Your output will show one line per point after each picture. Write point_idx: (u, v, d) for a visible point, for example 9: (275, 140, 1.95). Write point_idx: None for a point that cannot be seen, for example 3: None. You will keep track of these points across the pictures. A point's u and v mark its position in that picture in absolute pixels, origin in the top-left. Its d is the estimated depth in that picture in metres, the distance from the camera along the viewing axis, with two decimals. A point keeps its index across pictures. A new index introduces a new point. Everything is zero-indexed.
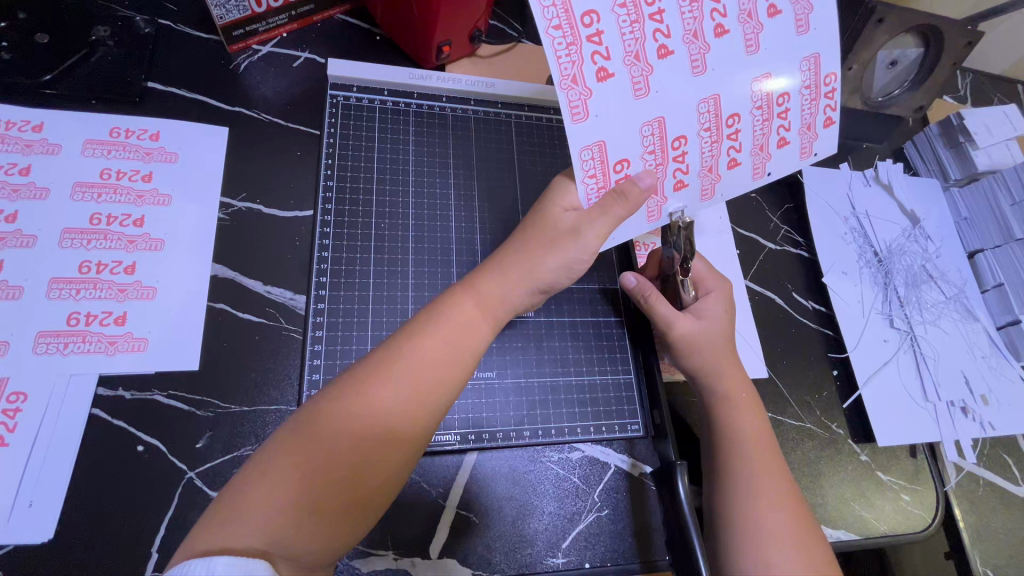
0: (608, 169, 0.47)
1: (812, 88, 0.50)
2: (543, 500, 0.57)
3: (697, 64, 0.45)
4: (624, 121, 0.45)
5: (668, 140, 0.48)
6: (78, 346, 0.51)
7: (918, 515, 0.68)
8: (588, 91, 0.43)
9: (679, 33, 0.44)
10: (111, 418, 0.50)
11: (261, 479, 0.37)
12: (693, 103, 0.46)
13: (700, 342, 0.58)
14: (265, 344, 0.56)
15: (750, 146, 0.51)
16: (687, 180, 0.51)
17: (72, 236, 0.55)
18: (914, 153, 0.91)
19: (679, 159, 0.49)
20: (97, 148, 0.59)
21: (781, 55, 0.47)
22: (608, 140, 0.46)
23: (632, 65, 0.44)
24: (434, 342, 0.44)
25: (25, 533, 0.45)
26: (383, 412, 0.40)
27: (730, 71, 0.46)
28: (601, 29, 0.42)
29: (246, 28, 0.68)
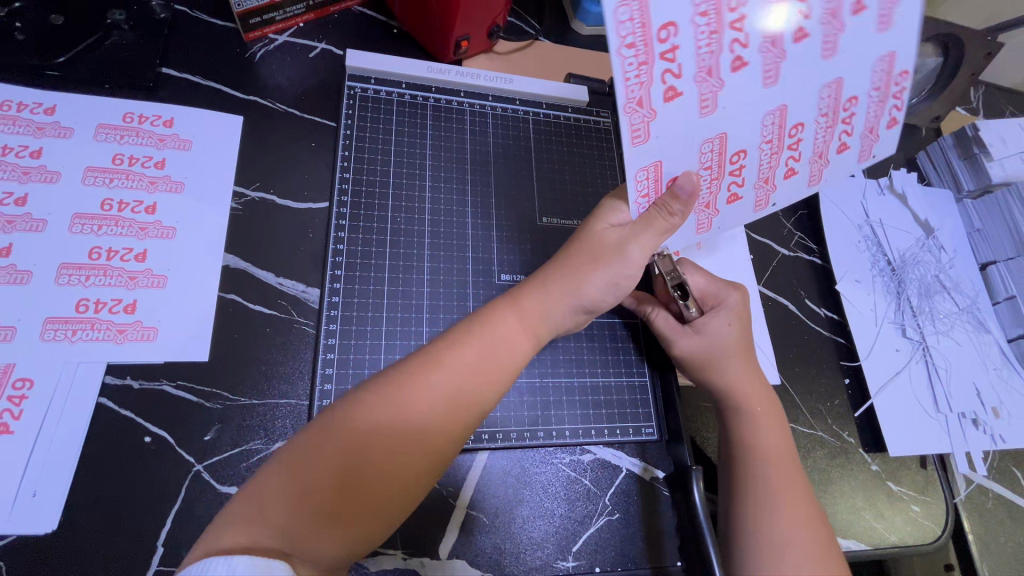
0: (660, 185, 0.48)
1: (880, 89, 0.48)
2: (553, 501, 0.56)
3: (769, 74, 0.44)
4: (684, 137, 0.45)
5: (727, 155, 0.48)
6: (86, 333, 0.50)
7: (927, 527, 0.68)
8: (652, 113, 0.42)
9: (757, 41, 0.42)
10: (118, 408, 0.49)
11: (282, 472, 0.36)
12: (760, 117, 0.46)
13: (707, 353, 0.59)
14: (276, 337, 0.56)
15: (803, 160, 0.52)
16: (741, 193, 0.53)
17: (83, 221, 0.54)
18: (926, 162, 0.91)
19: (735, 172, 0.51)
20: (110, 133, 0.58)
21: (858, 57, 0.45)
22: (666, 158, 0.46)
23: (704, 81, 0.42)
24: (469, 352, 0.44)
25: (26, 524, 0.44)
26: (414, 419, 0.40)
27: (801, 82, 0.45)
28: (675, 44, 0.40)
29: (263, 16, 0.67)
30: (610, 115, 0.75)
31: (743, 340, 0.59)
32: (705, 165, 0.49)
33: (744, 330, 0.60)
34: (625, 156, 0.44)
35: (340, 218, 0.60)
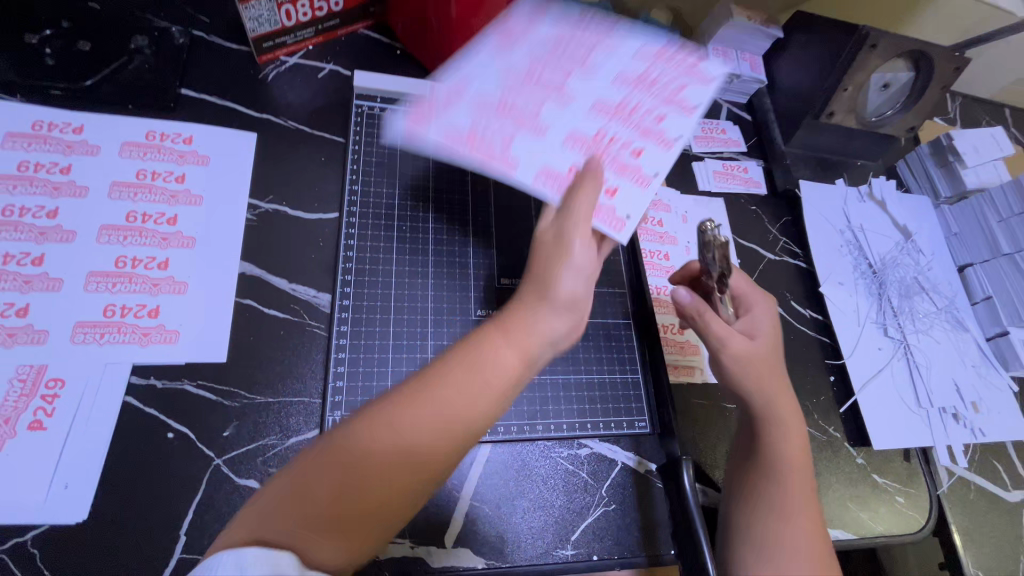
0: (564, 177, 0.53)
1: (660, 54, 0.60)
2: (553, 493, 0.59)
3: (557, 89, 0.57)
4: (554, 155, 0.54)
5: (593, 138, 0.55)
6: (113, 337, 0.53)
7: (911, 517, 0.71)
8: (504, 145, 0.53)
9: (525, 82, 0.58)
10: (143, 406, 0.53)
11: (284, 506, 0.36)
12: (585, 108, 0.57)
13: (753, 358, 0.56)
14: (290, 339, 0.59)
15: (670, 112, 0.57)
16: (639, 149, 0.55)
17: (110, 232, 0.57)
18: (906, 171, 0.96)
19: (625, 150, 0.55)
20: (134, 150, 0.62)
21: (633, 50, 0.60)
22: (550, 164, 0.53)
23: (509, 114, 0.55)
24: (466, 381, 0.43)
25: (58, 514, 0.47)
26: (422, 431, 0.40)
27: (584, 83, 0.58)
28: (468, 102, 0.56)
29: (276, 40, 0.72)
30: None
31: (774, 350, 0.58)
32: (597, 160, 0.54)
33: (774, 339, 0.59)
34: (515, 182, 0.52)
35: (348, 228, 0.64)
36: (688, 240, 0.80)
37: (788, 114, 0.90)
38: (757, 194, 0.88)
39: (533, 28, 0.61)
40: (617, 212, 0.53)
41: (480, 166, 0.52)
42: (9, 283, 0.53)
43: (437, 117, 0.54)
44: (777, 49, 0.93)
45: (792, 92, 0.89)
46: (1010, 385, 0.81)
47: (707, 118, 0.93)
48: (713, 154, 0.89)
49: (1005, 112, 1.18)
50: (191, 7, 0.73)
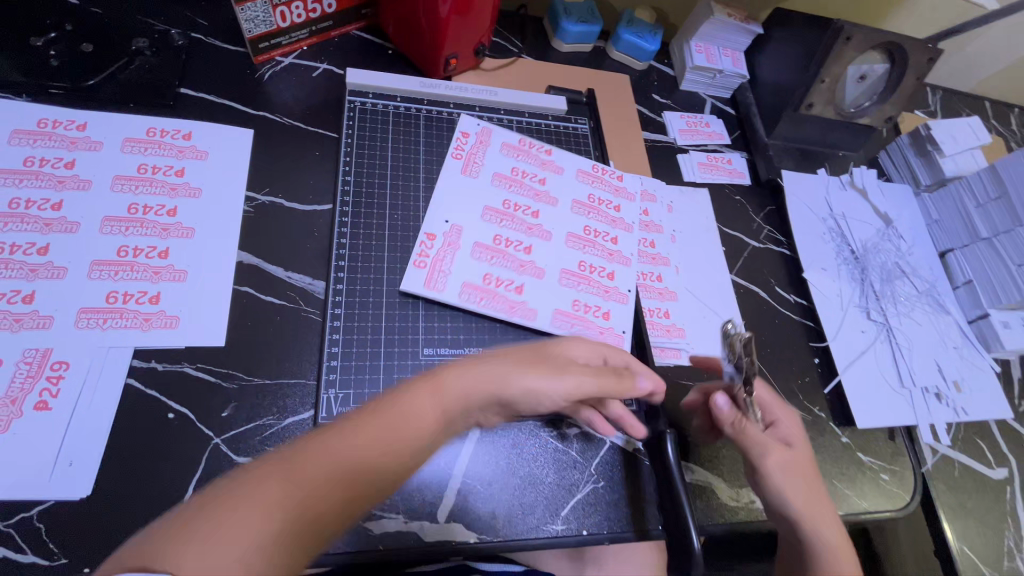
0: (577, 314, 0.67)
1: (601, 172, 0.78)
2: (543, 471, 0.61)
3: (539, 199, 0.73)
4: (556, 296, 0.68)
5: (585, 266, 0.71)
6: (116, 322, 0.55)
7: (896, 493, 0.72)
8: (524, 306, 0.66)
9: (512, 199, 0.71)
10: (144, 388, 0.54)
11: (252, 511, 0.33)
12: (565, 223, 0.72)
13: (794, 467, 0.57)
14: (286, 324, 0.61)
15: (619, 233, 0.75)
16: (615, 250, 0.73)
17: (112, 223, 0.60)
18: (888, 161, 0.99)
19: (603, 275, 0.71)
20: (135, 146, 0.64)
21: (577, 160, 0.77)
22: (557, 306, 0.67)
23: (523, 269, 0.68)
24: (438, 393, 0.44)
25: (63, 490, 0.49)
26: (385, 438, 0.40)
27: (561, 192, 0.74)
28: (486, 273, 0.66)
29: (271, 41, 0.75)
30: (587, 121, 0.82)
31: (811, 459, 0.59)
32: (591, 292, 0.69)
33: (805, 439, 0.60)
34: (540, 329, 0.65)
35: (341, 217, 0.66)
36: (673, 228, 0.82)
37: (769, 108, 0.93)
38: (741, 184, 0.91)
39: (482, 149, 0.73)
40: (618, 330, 0.68)
41: (508, 318, 0.64)
42: (16, 271, 0.55)
43: (445, 275, 0.65)
44: (758, 44, 0.96)
45: (773, 86, 0.92)
46: (991, 365, 0.83)
47: (691, 113, 0.95)
48: (697, 147, 0.92)
49: (985, 104, 1.21)
50: (189, 12, 0.76)
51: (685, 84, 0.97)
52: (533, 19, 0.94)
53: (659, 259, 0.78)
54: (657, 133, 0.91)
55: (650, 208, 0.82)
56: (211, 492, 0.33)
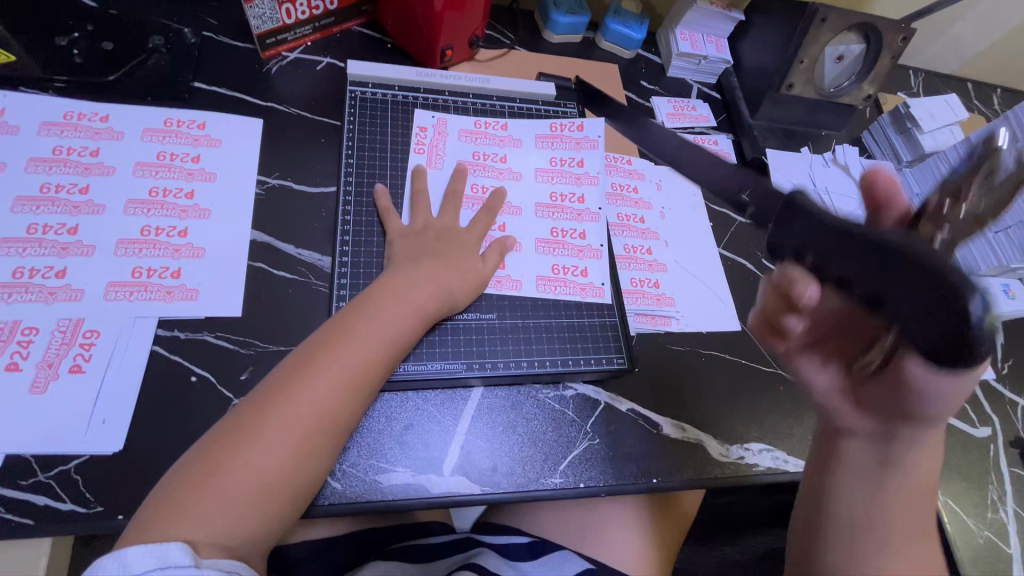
0: (556, 275, 0.72)
1: (554, 134, 0.81)
2: (541, 429, 0.65)
3: (502, 176, 0.77)
4: (536, 264, 0.72)
5: (555, 231, 0.75)
6: (141, 294, 0.60)
7: None
8: (506, 277, 0.71)
9: (478, 178, 0.76)
10: (169, 354, 0.59)
11: (250, 455, 0.48)
12: (527, 195, 0.76)
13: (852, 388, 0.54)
14: (297, 297, 0.65)
15: (585, 191, 0.78)
16: (584, 211, 0.77)
17: (135, 205, 0.64)
18: (870, 140, 1.04)
19: (575, 236, 0.75)
20: (154, 135, 0.69)
21: (529, 130, 0.81)
22: (539, 274, 0.72)
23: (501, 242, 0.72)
24: (366, 331, 0.56)
25: (97, 445, 0.53)
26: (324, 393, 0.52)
27: (520, 167, 0.78)
28: None
29: (278, 37, 0.80)
30: (578, 106, 0.86)
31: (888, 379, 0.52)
32: (567, 255, 0.74)
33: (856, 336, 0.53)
34: (526, 298, 0.70)
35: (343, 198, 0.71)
36: (662, 204, 0.86)
37: (753, 90, 0.97)
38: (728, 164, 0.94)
39: (442, 139, 0.77)
40: (597, 283, 0.73)
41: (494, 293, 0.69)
42: (48, 249, 0.59)
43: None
44: (741, 31, 1.00)
45: (756, 70, 0.96)
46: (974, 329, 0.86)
47: (678, 98, 1.00)
48: (684, 129, 0.96)
49: (967, 85, 1.25)
50: (200, 12, 0.81)
51: (672, 70, 1.01)
52: (524, 13, 0.99)
53: (649, 233, 0.82)
54: (645, 117, 0.96)
55: (619, 176, 0.85)
56: (216, 445, 0.48)
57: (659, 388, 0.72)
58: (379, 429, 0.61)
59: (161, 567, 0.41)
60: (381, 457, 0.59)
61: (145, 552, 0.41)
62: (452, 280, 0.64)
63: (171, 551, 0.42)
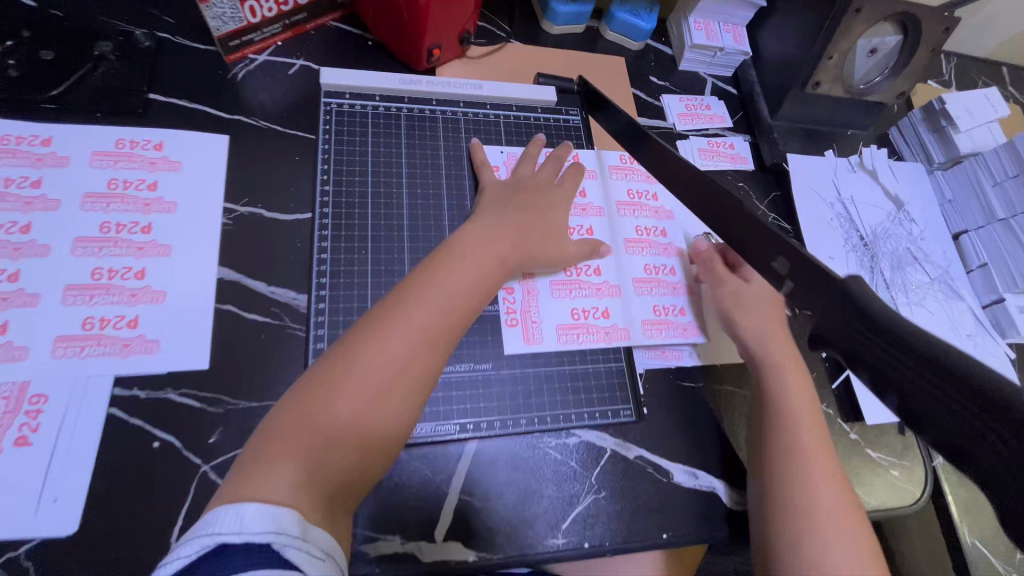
0: (662, 318, 0.72)
1: (625, 167, 0.79)
2: (542, 484, 0.60)
3: (589, 215, 0.74)
4: (640, 308, 0.71)
5: (647, 272, 0.74)
6: (94, 349, 0.54)
7: (904, 488, 0.71)
8: (613, 323, 0.69)
9: (578, 223, 0.73)
10: (128, 417, 0.53)
11: (340, 401, 0.45)
12: (609, 232, 0.75)
13: (743, 296, 0.70)
14: (272, 343, 0.59)
15: (664, 226, 0.78)
16: (665, 245, 0.77)
17: (85, 244, 0.57)
18: (899, 138, 0.95)
19: (666, 273, 0.75)
20: (104, 160, 0.61)
21: (602, 163, 0.78)
22: (643, 317, 0.71)
23: (602, 291, 0.71)
24: (443, 279, 0.53)
25: (49, 527, 0.48)
26: (405, 338, 0.48)
27: (602, 203, 0.76)
28: (575, 306, 0.68)
29: (243, 38, 0.70)
30: (580, 113, 0.79)
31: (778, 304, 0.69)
32: (583, 296, 0.69)
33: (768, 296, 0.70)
34: (638, 344, 0.69)
35: (411, 222, 0.66)
36: (682, 217, 0.79)
37: (774, 87, 0.88)
38: (745, 170, 0.87)
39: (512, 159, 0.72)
40: (620, 325, 0.69)
41: (609, 342, 0.67)
42: None
43: (539, 324, 0.65)
44: (761, 17, 0.90)
45: (778, 63, 0.87)
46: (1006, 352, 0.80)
47: (691, 95, 0.91)
48: (698, 131, 0.88)
49: (1002, 70, 1.15)
50: (154, 9, 0.72)
51: (684, 63, 0.91)
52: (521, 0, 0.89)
53: (670, 249, 0.77)
54: (655, 118, 0.87)
55: (634, 180, 0.79)
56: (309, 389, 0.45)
57: (669, 433, 0.66)
58: (365, 493, 0.55)
59: (274, 532, 0.37)
60: (367, 524, 0.54)
61: (258, 514, 0.37)
62: (516, 245, 0.61)
63: (282, 515, 0.38)
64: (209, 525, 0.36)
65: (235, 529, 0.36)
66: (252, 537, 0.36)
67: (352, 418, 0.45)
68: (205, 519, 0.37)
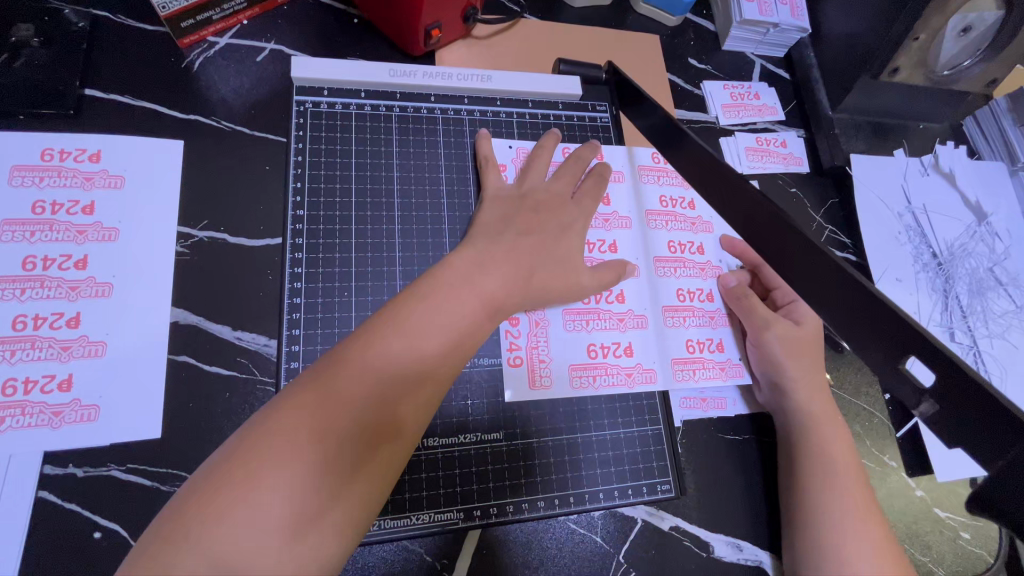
0: (695, 356, 0.58)
1: (656, 167, 0.65)
2: (561, 566, 0.50)
3: (613, 226, 0.60)
4: (667, 344, 0.58)
5: (679, 298, 0.60)
6: (16, 420, 0.44)
7: (977, 554, 0.61)
8: (637, 364, 0.56)
9: (600, 236, 0.59)
10: (62, 501, 0.44)
11: (301, 446, 0.33)
12: (634, 247, 0.60)
13: (794, 340, 0.57)
14: (237, 402, 0.49)
15: (702, 240, 0.64)
16: (703, 264, 0.63)
17: (3, 286, 0.47)
18: (976, 131, 0.79)
19: (702, 299, 0.61)
20: (27, 176, 0.50)
21: (627, 161, 0.64)
22: (673, 355, 0.58)
23: (627, 323, 0.57)
24: (439, 294, 0.43)
25: None
26: (391, 367, 0.38)
27: (628, 210, 0.62)
28: (594, 344, 0.55)
29: (197, 18, 0.57)
30: (610, 108, 0.65)
31: (818, 337, 0.59)
32: (604, 329, 0.56)
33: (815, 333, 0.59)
34: (664, 390, 0.56)
35: (404, 235, 0.54)
36: (725, 228, 0.65)
37: (839, 72, 0.73)
38: (798, 173, 0.74)
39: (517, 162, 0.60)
40: (646, 364, 0.56)
41: (629, 390, 0.55)
42: None
43: (548, 364, 0.54)
44: None
45: (845, 43, 0.72)
46: None
47: (737, 81, 0.77)
48: (744, 126, 0.74)
49: None
50: None
51: (729, 43, 0.77)
52: None
53: (709, 269, 0.63)
54: (694, 110, 0.73)
55: (669, 184, 0.64)
56: (256, 428, 0.33)
57: (713, 500, 0.56)
58: None
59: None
60: None
61: None
62: (526, 265, 0.49)
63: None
64: None
65: None
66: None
67: (329, 470, 0.33)
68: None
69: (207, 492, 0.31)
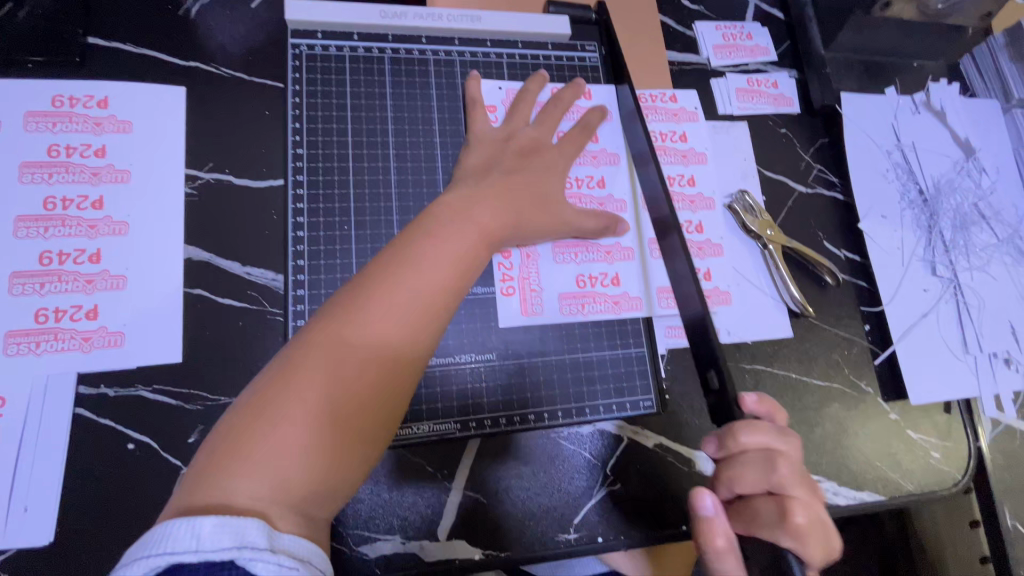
0: None
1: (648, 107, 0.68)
2: (553, 478, 0.55)
3: (602, 162, 0.62)
4: (652, 273, 0.60)
5: None
6: (51, 344, 0.48)
7: (945, 471, 0.65)
8: (622, 292, 0.59)
9: (589, 172, 0.62)
10: (97, 417, 0.48)
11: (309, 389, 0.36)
12: (623, 183, 0.62)
13: None
14: (249, 331, 0.53)
15: (694, 174, 0.68)
16: (694, 196, 0.67)
17: (28, 224, 0.50)
18: (971, 69, 0.79)
19: (693, 230, 0.65)
20: (40, 121, 0.53)
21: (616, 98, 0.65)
22: (658, 284, 0.60)
23: (612, 254, 0.60)
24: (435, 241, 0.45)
25: (25, 537, 0.45)
26: (390, 316, 0.40)
27: (616, 145, 0.63)
28: (580, 274, 0.58)
29: None
30: (599, 48, 0.66)
31: None
32: (590, 261, 0.59)
33: None
34: (648, 317, 0.59)
35: (399, 175, 0.57)
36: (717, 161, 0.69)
37: (831, 8, 0.73)
38: (789, 113, 0.74)
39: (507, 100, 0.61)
40: (632, 293, 0.59)
41: (614, 317, 0.58)
42: None
43: (539, 292, 0.57)
44: None
45: None
46: None
47: (729, 21, 0.76)
48: (735, 67, 0.75)
49: None
50: None
51: None
52: None
53: (699, 201, 0.67)
54: (686, 51, 0.74)
55: (660, 122, 0.68)
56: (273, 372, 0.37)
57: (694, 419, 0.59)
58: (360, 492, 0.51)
59: (238, 547, 0.30)
60: (365, 525, 0.50)
61: (222, 528, 0.30)
62: (513, 200, 0.51)
63: (247, 532, 0.30)
64: (166, 535, 0.30)
65: (191, 544, 0.29)
66: (211, 555, 0.29)
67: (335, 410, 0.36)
68: (161, 529, 0.30)
69: (243, 416, 0.35)
